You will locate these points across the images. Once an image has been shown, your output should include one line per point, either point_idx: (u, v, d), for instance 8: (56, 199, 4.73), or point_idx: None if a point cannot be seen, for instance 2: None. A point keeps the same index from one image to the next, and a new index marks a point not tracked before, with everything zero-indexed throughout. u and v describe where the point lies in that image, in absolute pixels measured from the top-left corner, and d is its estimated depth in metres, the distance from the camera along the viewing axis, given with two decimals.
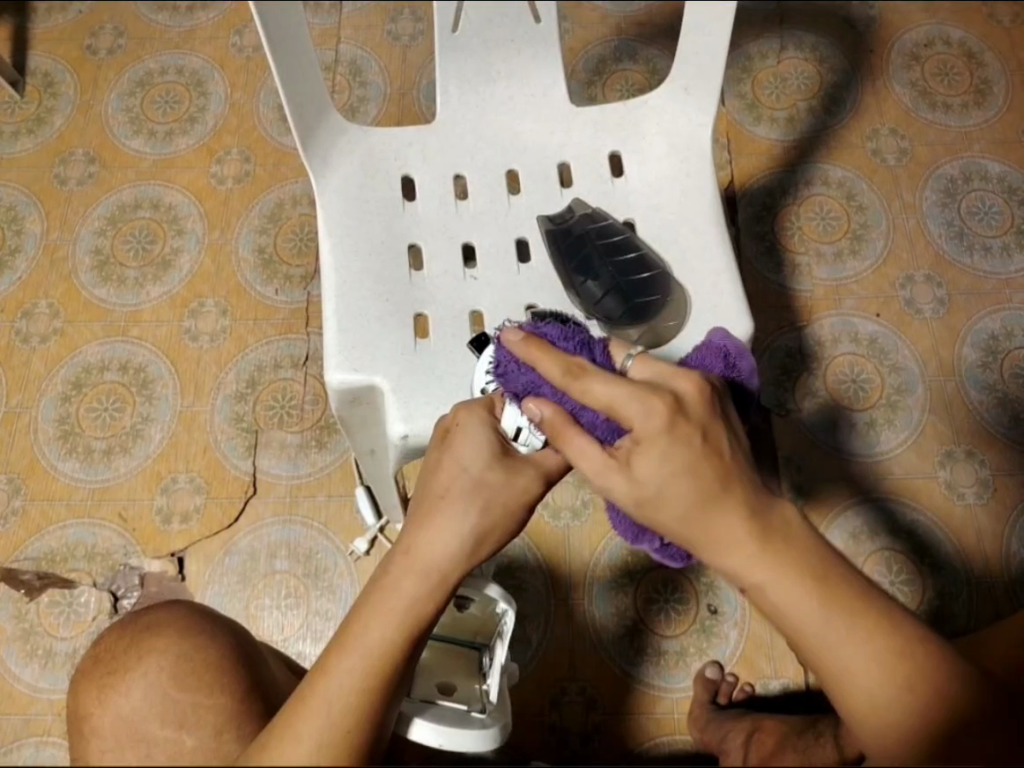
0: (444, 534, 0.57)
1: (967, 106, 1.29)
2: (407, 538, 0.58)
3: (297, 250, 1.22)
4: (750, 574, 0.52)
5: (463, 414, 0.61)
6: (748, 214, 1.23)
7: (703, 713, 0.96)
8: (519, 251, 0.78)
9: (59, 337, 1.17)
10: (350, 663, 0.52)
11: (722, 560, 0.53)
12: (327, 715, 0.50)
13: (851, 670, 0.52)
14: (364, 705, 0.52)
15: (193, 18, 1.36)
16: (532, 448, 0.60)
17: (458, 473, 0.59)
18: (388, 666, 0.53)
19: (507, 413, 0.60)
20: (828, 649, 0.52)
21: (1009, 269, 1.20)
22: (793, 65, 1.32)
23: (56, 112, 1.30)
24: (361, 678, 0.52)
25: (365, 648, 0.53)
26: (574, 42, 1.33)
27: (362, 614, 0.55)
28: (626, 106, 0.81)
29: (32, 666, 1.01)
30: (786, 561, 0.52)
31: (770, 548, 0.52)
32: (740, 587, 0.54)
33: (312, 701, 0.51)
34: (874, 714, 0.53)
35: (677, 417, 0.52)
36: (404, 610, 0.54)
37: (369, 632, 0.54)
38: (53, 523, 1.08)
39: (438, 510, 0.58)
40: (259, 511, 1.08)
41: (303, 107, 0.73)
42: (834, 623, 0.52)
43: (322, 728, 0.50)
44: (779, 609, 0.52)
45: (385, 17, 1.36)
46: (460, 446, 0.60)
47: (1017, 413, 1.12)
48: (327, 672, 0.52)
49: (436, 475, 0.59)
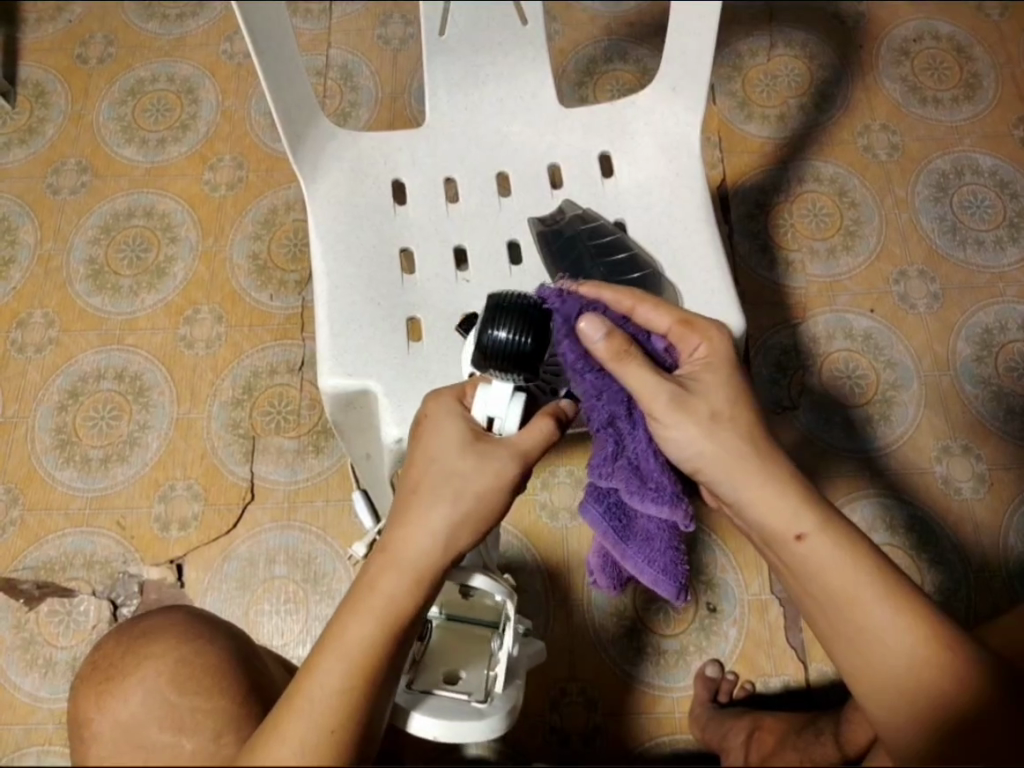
0: (417, 529, 0.57)
1: (957, 100, 1.29)
2: (386, 538, 0.58)
3: (290, 256, 1.22)
4: (800, 527, 0.59)
5: (432, 405, 0.61)
6: (740, 212, 1.23)
7: (702, 712, 0.96)
8: (510, 253, 0.78)
9: (55, 347, 1.17)
10: (331, 661, 0.52)
11: (770, 511, 0.60)
12: (310, 713, 0.50)
13: (884, 632, 0.57)
14: (349, 703, 0.51)
15: (184, 26, 1.36)
16: (507, 433, 0.61)
17: (428, 465, 0.59)
18: (372, 663, 0.53)
19: (478, 402, 0.61)
20: (861, 606, 0.58)
21: (1002, 263, 1.20)
22: (783, 62, 1.32)
23: (48, 121, 1.30)
24: (345, 677, 0.52)
25: (346, 647, 0.53)
26: (564, 43, 1.33)
27: (343, 613, 0.55)
28: (615, 106, 0.81)
29: (32, 677, 1.01)
30: (834, 525, 0.60)
31: (821, 515, 0.60)
32: (791, 543, 0.60)
33: (297, 702, 0.51)
34: (897, 678, 0.57)
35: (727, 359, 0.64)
36: (386, 610, 0.54)
37: (350, 630, 0.54)
38: (51, 533, 1.08)
39: (418, 509, 0.58)
40: (257, 518, 1.08)
41: (291, 113, 0.73)
42: (872, 586, 0.58)
43: (307, 728, 0.50)
44: (820, 567, 0.59)
45: (375, 21, 1.36)
46: (429, 437, 0.60)
47: (1011, 407, 1.12)
48: (310, 671, 0.53)
49: (409, 469, 0.59)
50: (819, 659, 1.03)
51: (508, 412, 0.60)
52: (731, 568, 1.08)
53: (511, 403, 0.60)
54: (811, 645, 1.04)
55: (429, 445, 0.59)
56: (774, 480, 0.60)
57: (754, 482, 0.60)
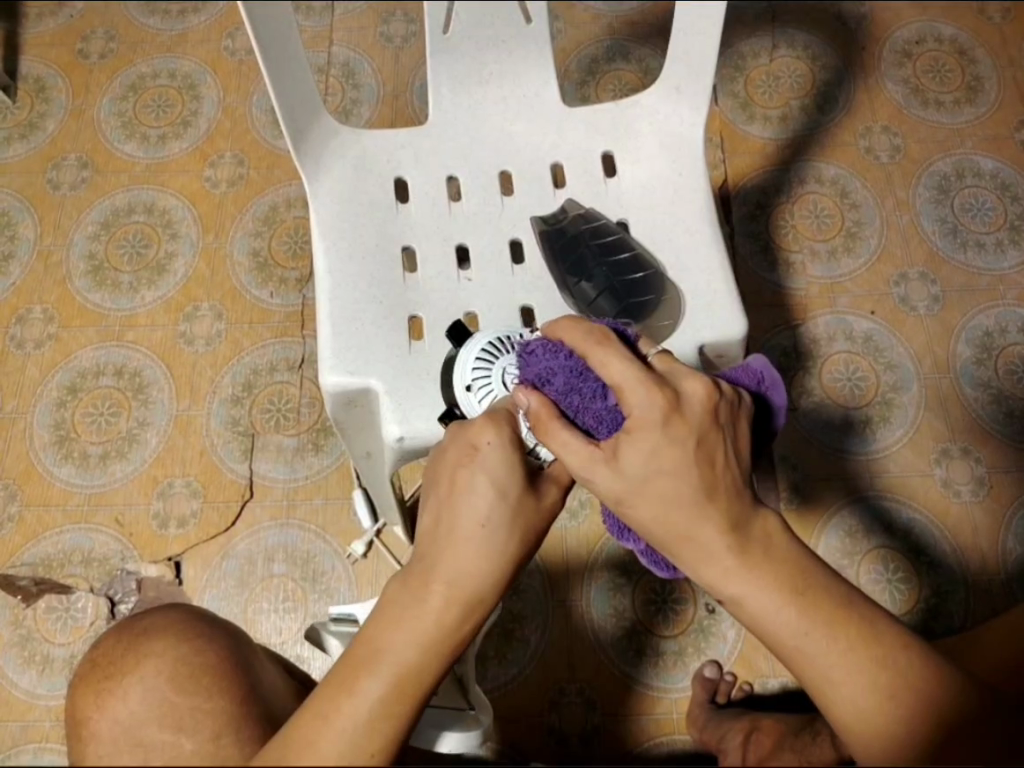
0: (470, 556, 0.54)
1: (959, 103, 1.29)
2: (429, 556, 0.54)
3: (291, 254, 1.22)
4: (726, 586, 0.52)
5: (489, 428, 0.58)
6: (741, 213, 1.23)
7: (702, 713, 0.95)
8: (513, 253, 0.78)
9: (54, 343, 1.17)
10: (379, 684, 0.49)
11: (701, 569, 0.52)
12: (353, 738, 0.47)
13: (835, 684, 0.50)
14: (391, 728, 0.49)
15: (185, 21, 1.36)
16: (543, 460, 0.61)
17: (488, 496, 0.55)
18: (412, 688, 0.50)
19: (522, 425, 0.59)
20: (807, 660, 0.51)
21: (1003, 266, 1.20)
22: (785, 64, 1.32)
23: (48, 116, 1.30)
24: (389, 701, 0.49)
25: (394, 668, 0.50)
26: (567, 42, 1.33)
27: (391, 629, 0.51)
28: (619, 105, 0.81)
29: (29, 673, 1.01)
30: (766, 573, 0.52)
31: (750, 560, 0.52)
32: (718, 600, 0.53)
33: (336, 722, 0.48)
34: (861, 726, 0.50)
35: (674, 415, 0.51)
36: (435, 630, 0.52)
37: (398, 651, 0.51)
38: (50, 529, 1.07)
39: (473, 535, 0.54)
40: (256, 515, 1.08)
41: (294, 109, 0.73)
42: (816, 634, 0.50)
43: (349, 751, 0.47)
44: (759, 621, 0.51)
45: (377, 19, 1.36)
46: (488, 463, 0.56)
47: (1011, 410, 1.12)
48: (352, 691, 0.49)
49: (463, 493, 0.55)
50: None
51: None
52: None
53: None
54: None
55: (486, 467, 0.56)
56: (712, 534, 0.51)
57: (689, 538, 0.51)
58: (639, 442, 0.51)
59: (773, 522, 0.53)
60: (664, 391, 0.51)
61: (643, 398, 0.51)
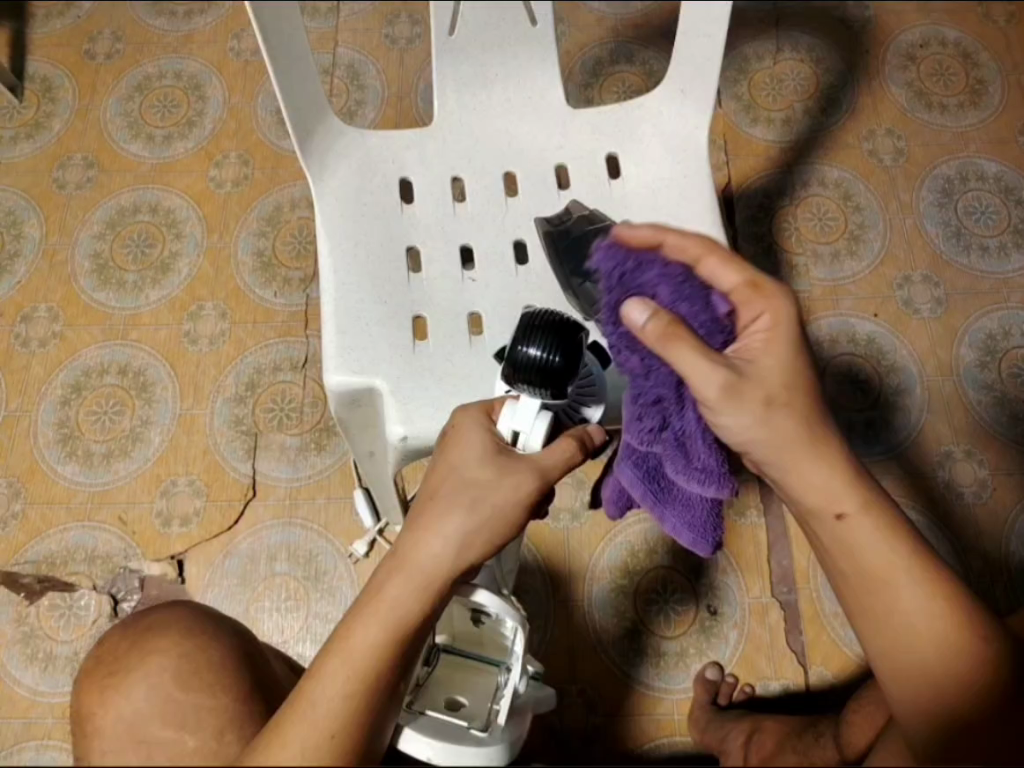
0: (428, 535, 0.57)
1: (963, 106, 1.29)
2: (398, 541, 0.58)
3: (295, 253, 1.22)
4: (841, 505, 0.59)
5: (461, 417, 0.62)
6: (745, 215, 1.23)
7: (703, 714, 0.96)
8: (516, 253, 0.78)
9: (59, 341, 1.17)
10: (334, 666, 0.53)
11: (814, 488, 0.59)
12: (310, 719, 0.51)
13: (906, 616, 0.58)
14: (351, 708, 0.52)
15: (191, 22, 1.37)
16: (530, 451, 0.61)
17: (447, 475, 0.59)
18: (373, 666, 0.53)
19: (503, 417, 0.61)
20: (890, 587, 0.59)
21: (1007, 269, 1.20)
22: (789, 66, 1.32)
23: (55, 116, 1.30)
24: (346, 683, 0.52)
25: (351, 653, 0.53)
26: (571, 44, 1.33)
27: (352, 613, 0.54)
28: (623, 107, 0.81)
29: (32, 670, 1.01)
30: (877, 506, 0.59)
31: (869, 491, 0.59)
32: (831, 518, 0.60)
33: (296, 706, 0.52)
34: (914, 660, 0.58)
35: (743, 377, 0.56)
36: (394, 613, 0.54)
37: (359, 634, 0.54)
38: (53, 527, 1.08)
39: (439, 519, 0.57)
40: (259, 514, 1.09)
41: (300, 109, 0.73)
42: (904, 574, 0.58)
43: (305, 735, 0.51)
44: (857, 545, 0.59)
45: (382, 20, 1.37)
46: (460, 454, 0.59)
47: (1015, 412, 1.12)
48: (316, 676, 0.53)
49: (435, 479, 0.59)
50: (819, 661, 1.03)
51: (533, 428, 0.60)
52: (732, 570, 1.08)
53: (537, 418, 0.60)
54: (812, 647, 1.04)
55: (456, 455, 0.60)
56: (818, 463, 0.59)
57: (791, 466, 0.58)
58: (730, 403, 0.56)
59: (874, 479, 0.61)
60: (725, 361, 0.56)
61: (711, 375, 0.54)
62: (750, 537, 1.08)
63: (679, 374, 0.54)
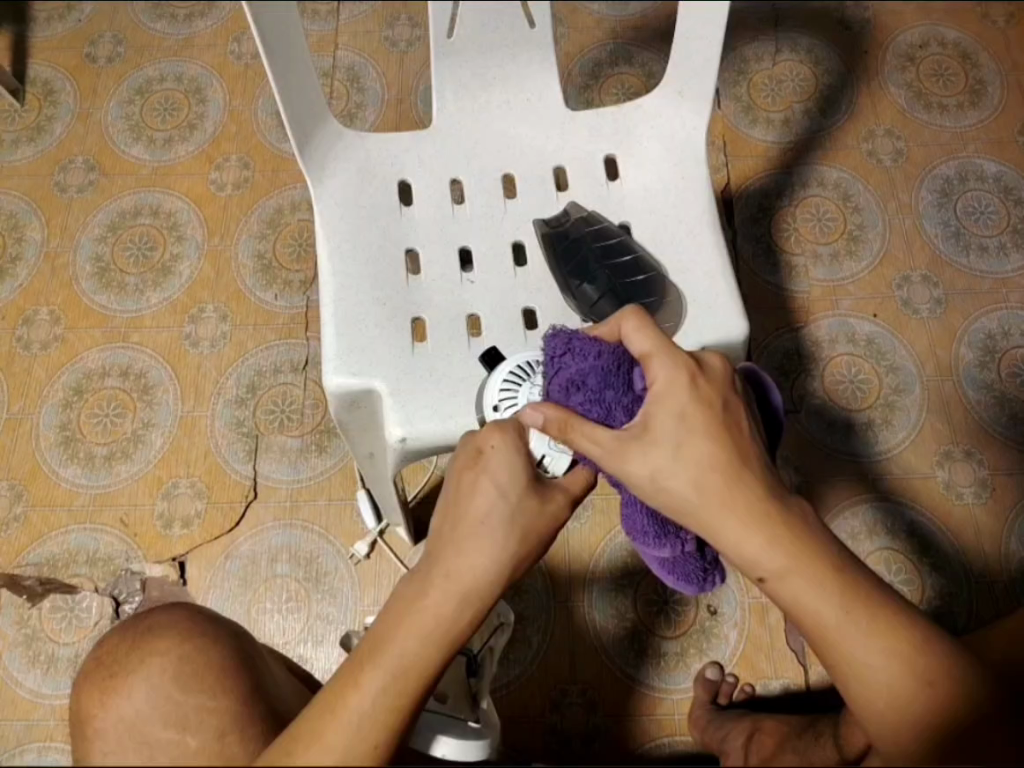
0: (476, 555, 0.55)
1: (962, 106, 1.29)
2: (444, 559, 0.55)
3: (296, 256, 1.22)
4: (764, 562, 0.53)
5: (494, 435, 0.59)
6: (744, 216, 1.24)
7: (703, 714, 0.96)
8: (515, 255, 0.78)
9: (60, 344, 1.18)
10: (382, 680, 0.51)
11: (737, 547, 0.54)
12: (356, 729, 0.49)
13: (865, 661, 0.53)
14: (392, 721, 0.51)
15: (192, 25, 1.37)
16: (556, 472, 0.62)
17: (468, 482, 0.58)
18: (416, 680, 0.52)
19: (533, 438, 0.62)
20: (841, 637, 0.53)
21: (1006, 269, 1.20)
22: (788, 67, 1.32)
23: (56, 120, 1.31)
24: (387, 692, 0.51)
25: (396, 662, 0.52)
26: (570, 46, 1.33)
27: (395, 621, 0.53)
28: (621, 110, 0.81)
29: (34, 672, 1.02)
30: (803, 548, 0.53)
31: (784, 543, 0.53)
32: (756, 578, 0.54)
33: (340, 714, 0.50)
34: (883, 701, 0.53)
35: (697, 377, 0.54)
36: (433, 624, 0.53)
37: (403, 646, 0.52)
38: (55, 529, 1.08)
39: (462, 527, 0.56)
40: (260, 516, 1.09)
41: (299, 112, 0.73)
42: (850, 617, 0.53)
43: (350, 742, 0.49)
44: (795, 600, 0.54)
45: (382, 23, 1.37)
46: (478, 461, 0.58)
47: (1014, 413, 1.12)
48: (356, 685, 0.51)
49: (456, 488, 0.58)
50: (819, 661, 1.03)
51: (560, 454, 0.62)
52: (732, 571, 1.08)
53: (566, 445, 0.62)
54: (812, 648, 1.04)
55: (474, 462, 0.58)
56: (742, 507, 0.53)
57: (715, 510, 0.53)
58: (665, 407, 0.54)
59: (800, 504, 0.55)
60: (683, 367, 0.54)
61: None
62: None
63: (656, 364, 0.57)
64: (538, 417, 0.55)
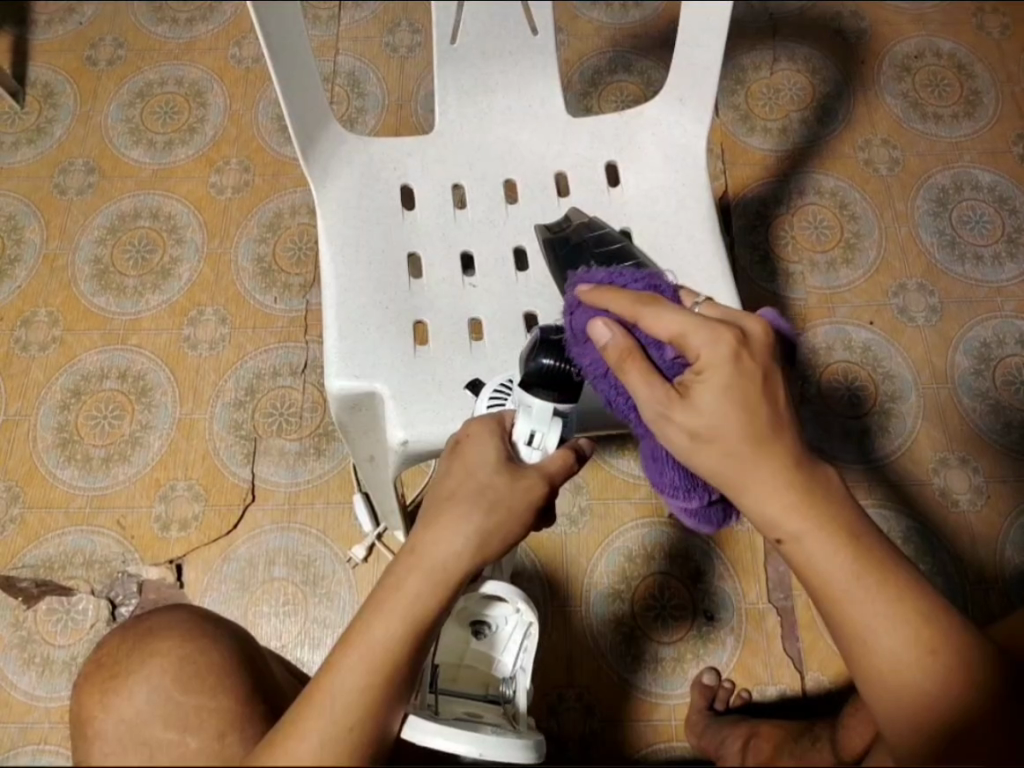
0: (450, 535, 0.56)
1: (957, 116, 1.31)
2: (414, 539, 0.57)
3: (295, 259, 1.23)
4: (784, 523, 0.53)
5: (472, 426, 0.61)
6: (742, 223, 1.24)
7: (699, 719, 0.96)
8: (517, 260, 0.79)
9: (58, 346, 1.18)
10: (354, 659, 0.52)
11: (759, 506, 0.53)
12: (331, 713, 0.50)
13: (879, 637, 0.52)
14: (365, 704, 0.51)
15: (193, 29, 1.37)
16: (545, 452, 0.61)
17: (467, 478, 0.58)
18: (390, 664, 0.53)
19: (519, 423, 0.61)
20: (860, 607, 0.53)
21: (1001, 277, 1.21)
22: (786, 76, 1.34)
23: (56, 122, 1.31)
24: (365, 675, 0.52)
25: (368, 644, 0.53)
26: (570, 54, 1.34)
27: (367, 611, 0.54)
28: (622, 117, 0.82)
29: (29, 674, 1.01)
30: (823, 507, 0.53)
31: (807, 498, 0.53)
32: (774, 538, 0.54)
33: (315, 701, 0.51)
34: (895, 680, 0.52)
35: (741, 352, 0.53)
36: (411, 608, 0.54)
37: (373, 629, 0.53)
38: (52, 531, 1.08)
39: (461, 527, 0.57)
40: (258, 518, 1.09)
41: (303, 116, 0.74)
42: (863, 582, 0.53)
43: (324, 730, 0.49)
44: (813, 563, 0.53)
45: (382, 29, 1.38)
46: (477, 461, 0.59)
47: (1009, 420, 1.13)
48: (332, 668, 0.52)
49: (445, 482, 0.59)
50: (814, 667, 1.04)
51: (550, 428, 0.61)
52: (729, 576, 1.08)
53: (554, 420, 0.61)
54: (808, 653, 1.05)
55: (468, 456, 0.59)
56: (773, 469, 0.53)
57: (741, 476, 0.53)
58: (710, 381, 0.52)
59: (832, 474, 0.55)
60: (725, 329, 0.53)
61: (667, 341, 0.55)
62: (747, 540, 1.09)
63: (693, 351, 0.53)
64: (601, 340, 0.54)
